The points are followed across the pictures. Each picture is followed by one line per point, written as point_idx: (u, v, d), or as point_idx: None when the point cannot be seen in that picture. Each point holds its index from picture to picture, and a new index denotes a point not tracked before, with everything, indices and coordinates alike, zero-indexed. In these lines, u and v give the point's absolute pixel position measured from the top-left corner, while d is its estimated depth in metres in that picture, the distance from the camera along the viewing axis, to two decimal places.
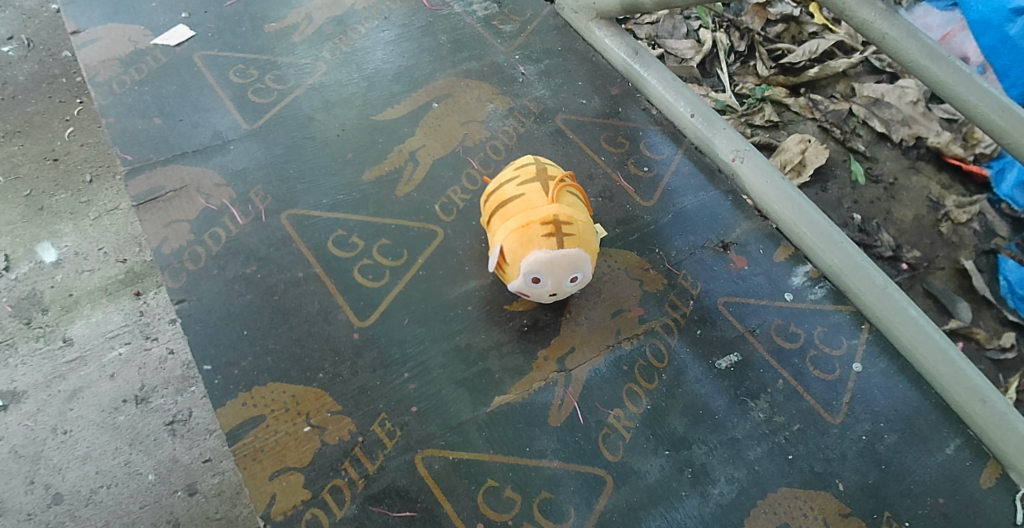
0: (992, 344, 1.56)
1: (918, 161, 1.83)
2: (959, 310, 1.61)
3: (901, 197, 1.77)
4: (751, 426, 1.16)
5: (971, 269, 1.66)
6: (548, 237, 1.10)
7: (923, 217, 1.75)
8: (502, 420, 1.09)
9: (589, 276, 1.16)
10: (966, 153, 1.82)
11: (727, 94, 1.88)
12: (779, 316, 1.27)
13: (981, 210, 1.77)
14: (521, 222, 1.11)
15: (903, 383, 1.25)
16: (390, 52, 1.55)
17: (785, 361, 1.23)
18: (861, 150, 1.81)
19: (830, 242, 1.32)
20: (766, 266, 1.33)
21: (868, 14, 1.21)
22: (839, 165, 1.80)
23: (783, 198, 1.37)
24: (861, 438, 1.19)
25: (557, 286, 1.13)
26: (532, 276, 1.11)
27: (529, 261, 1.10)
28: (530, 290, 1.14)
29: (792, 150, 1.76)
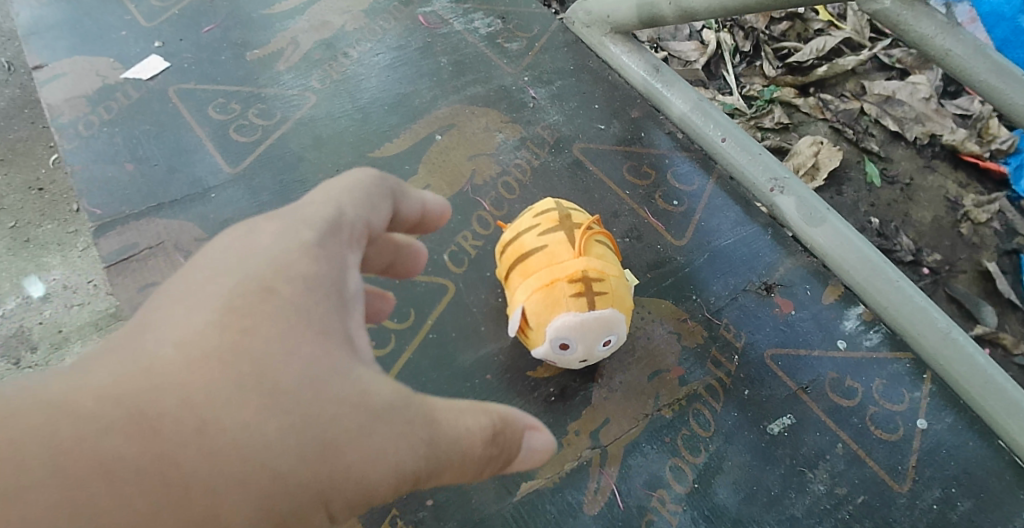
0: (1021, 349, 1.39)
1: (933, 160, 1.64)
2: (985, 314, 1.43)
3: (918, 198, 1.59)
4: (811, 502, 1.02)
5: (994, 271, 1.48)
6: (577, 297, 0.95)
7: (942, 218, 1.57)
8: (530, 512, 0.95)
9: (623, 336, 1.01)
10: (981, 151, 1.63)
11: (734, 96, 1.68)
12: (833, 369, 1.13)
13: (1000, 209, 1.58)
14: (545, 280, 0.97)
15: (973, 440, 1.09)
16: (385, 78, 1.41)
17: (843, 421, 1.08)
18: (875, 150, 1.61)
19: (885, 282, 1.18)
20: (814, 309, 1.19)
21: (927, 28, 1.06)
22: (853, 166, 1.60)
23: (830, 232, 1.23)
24: (932, 507, 1.04)
25: (587, 350, 0.99)
26: (559, 342, 0.97)
27: (557, 327, 0.96)
28: (557, 357, 1.00)
29: (805, 153, 1.57)
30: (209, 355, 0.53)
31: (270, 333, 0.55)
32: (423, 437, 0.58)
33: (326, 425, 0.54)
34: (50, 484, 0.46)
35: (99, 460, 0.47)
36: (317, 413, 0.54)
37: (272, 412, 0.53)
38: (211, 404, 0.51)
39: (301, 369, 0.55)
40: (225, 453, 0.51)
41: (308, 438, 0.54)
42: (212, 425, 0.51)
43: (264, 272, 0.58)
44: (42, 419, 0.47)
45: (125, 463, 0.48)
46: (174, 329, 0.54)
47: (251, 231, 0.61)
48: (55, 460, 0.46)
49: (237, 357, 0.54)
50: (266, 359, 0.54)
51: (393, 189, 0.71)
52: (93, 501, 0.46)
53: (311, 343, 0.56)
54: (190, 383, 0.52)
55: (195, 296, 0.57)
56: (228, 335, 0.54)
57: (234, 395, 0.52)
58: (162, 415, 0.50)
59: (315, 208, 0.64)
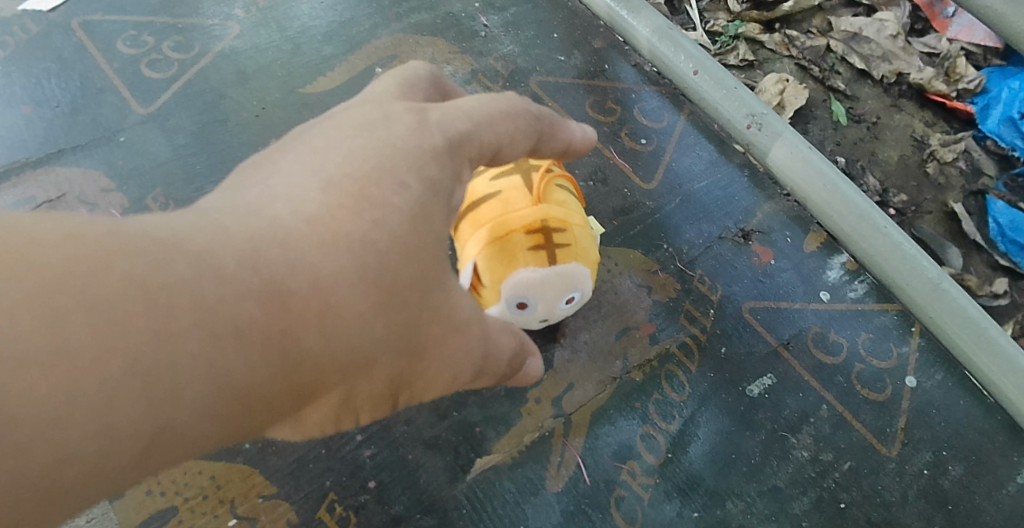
0: (983, 290, 1.23)
1: (900, 99, 1.42)
2: (949, 255, 1.26)
3: (885, 137, 1.38)
4: (793, 470, 0.94)
5: (959, 212, 1.30)
6: (536, 252, 0.83)
7: (909, 158, 1.36)
8: (487, 493, 0.85)
9: (587, 292, 0.90)
10: (948, 90, 1.41)
11: (698, 32, 1.45)
12: (817, 322, 1.04)
13: (965, 149, 1.37)
14: (497, 233, 0.83)
15: (963, 398, 1.03)
16: (318, 4, 1.24)
17: (827, 380, 1.00)
18: (842, 88, 1.41)
19: (871, 227, 1.09)
20: (796, 259, 1.09)
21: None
22: (819, 105, 1.40)
23: (814, 174, 1.12)
24: (922, 472, 0.97)
25: (548, 310, 0.88)
26: (517, 301, 0.85)
27: (515, 283, 0.83)
28: (514, 319, 0.88)
29: (770, 91, 1.37)
30: (337, 238, 0.47)
31: (396, 223, 0.50)
32: (483, 353, 0.59)
33: (424, 327, 0.53)
34: (189, 339, 0.40)
35: (236, 318, 0.42)
36: (418, 313, 0.52)
37: (385, 305, 0.49)
38: (338, 288, 0.47)
39: (417, 268, 0.51)
40: (343, 337, 0.47)
41: (405, 336, 0.51)
42: (336, 307, 0.47)
43: (399, 163, 0.52)
44: (181, 269, 0.41)
45: (258, 327, 0.43)
46: (298, 194, 0.49)
47: (384, 117, 0.55)
48: (192, 312, 0.41)
49: (362, 246, 0.48)
50: (390, 251, 0.49)
51: (543, 132, 0.68)
52: (224, 363, 0.42)
53: (431, 250, 0.52)
54: (319, 265, 0.46)
55: (319, 164, 0.51)
56: (357, 220, 0.49)
57: (361, 282, 0.48)
58: (293, 287, 0.45)
59: (454, 115, 0.58)
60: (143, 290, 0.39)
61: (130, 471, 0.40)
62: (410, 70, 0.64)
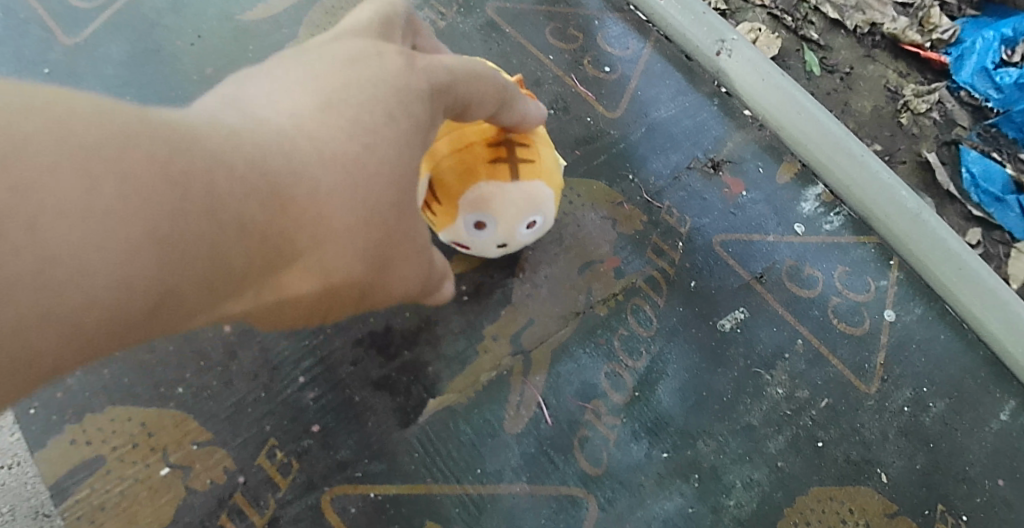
0: None
1: (874, 49, 1.32)
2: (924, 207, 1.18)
3: (859, 87, 1.29)
4: (767, 408, 0.89)
5: (934, 161, 1.23)
6: (496, 164, 0.74)
7: (883, 108, 1.28)
8: (441, 435, 0.79)
9: (549, 220, 0.82)
10: (921, 41, 1.32)
11: None
12: (791, 255, 0.99)
13: (939, 100, 1.28)
14: (457, 140, 0.74)
15: (944, 333, 0.99)
16: None
17: (803, 314, 0.95)
18: (814, 38, 1.32)
19: (849, 157, 1.04)
20: (768, 189, 1.03)
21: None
22: (791, 55, 1.30)
23: (795, 108, 1.07)
24: (902, 410, 0.93)
25: (507, 233, 0.79)
26: (475, 220, 0.76)
27: (472, 198, 0.74)
28: (469, 240, 0.80)
29: None
30: (338, 155, 0.43)
31: (390, 147, 0.45)
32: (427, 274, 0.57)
33: (396, 250, 0.48)
34: (200, 227, 0.36)
35: (239, 212, 0.38)
36: (401, 235, 0.48)
37: (377, 224, 0.45)
38: (335, 200, 0.42)
39: (401, 196, 0.47)
40: (333, 248, 0.43)
41: (387, 254, 0.48)
42: (335, 218, 0.43)
43: (386, 97, 0.46)
44: (194, 159, 0.36)
45: (260, 226, 0.39)
46: (295, 107, 0.43)
47: (376, 55, 0.48)
48: (204, 195, 0.36)
49: (356, 167, 0.43)
50: (382, 177, 0.45)
51: (506, 101, 0.65)
52: (225, 253, 0.38)
53: (406, 182, 0.47)
54: (317, 178, 0.42)
55: (314, 86, 0.45)
56: (353, 141, 0.44)
57: (354, 203, 0.43)
58: (295, 194, 0.40)
59: (436, 68, 0.52)
60: (164, 168, 0.35)
61: (123, 344, 0.37)
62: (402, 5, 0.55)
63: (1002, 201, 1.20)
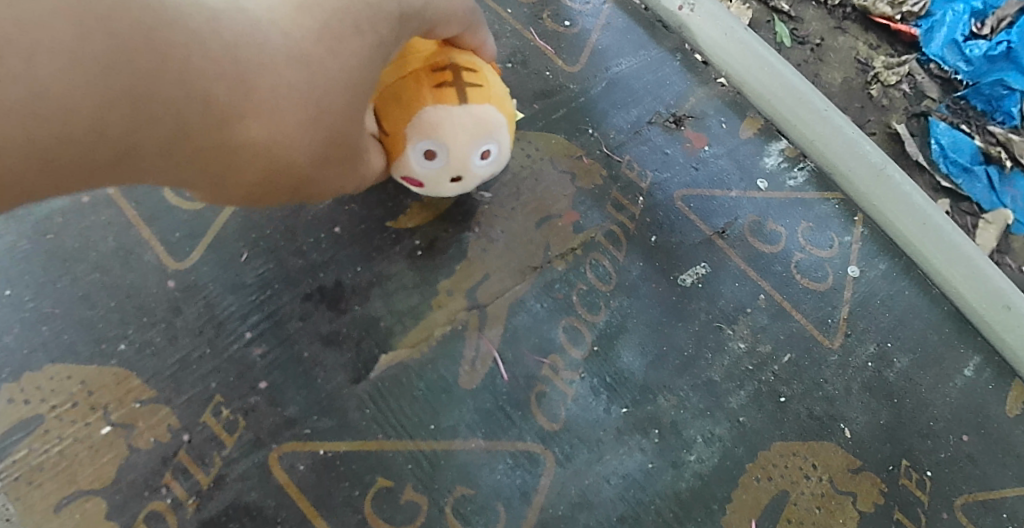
0: None
1: (844, 22, 1.30)
2: None
3: (829, 59, 1.27)
4: (729, 363, 0.88)
5: (903, 133, 1.22)
6: (440, 89, 0.70)
7: (853, 79, 1.26)
8: (394, 391, 0.77)
9: (505, 153, 0.77)
10: (892, 13, 1.29)
11: None
12: (754, 211, 0.98)
13: (908, 72, 1.27)
14: (399, 70, 0.71)
15: (908, 288, 0.98)
16: None
17: (766, 270, 0.94)
18: (785, 10, 1.28)
19: (812, 111, 1.05)
20: (731, 145, 1.02)
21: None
22: (760, 26, 1.26)
23: (757, 62, 1.07)
24: (866, 365, 0.92)
25: (460, 164, 0.74)
26: (423, 151, 0.72)
27: (417, 126, 0.70)
28: (422, 179, 0.75)
29: None
30: (306, 55, 0.47)
31: (355, 57, 0.51)
32: (362, 174, 0.64)
33: (333, 149, 0.54)
34: (169, 91, 0.42)
35: (206, 85, 0.43)
36: (344, 136, 0.54)
37: (326, 122, 0.51)
38: (294, 94, 0.48)
39: (354, 102, 0.53)
40: (280, 135, 0.48)
41: (330, 150, 0.54)
42: (293, 110, 0.48)
43: (359, 7, 0.50)
44: (176, 33, 0.41)
45: (222, 103, 0.44)
46: (272, 4, 0.46)
47: None
48: (173, 66, 0.41)
49: (319, 70, 0.48)
50: (337, 84, 0.50)
51: (470, 26, 0.69)
52: (183, 117, 0.43)
53: (352, 97, 0.52)
54: (283, 74, 0.46)
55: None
56: (320, 46, 0.48)
57: (310, 101, 0.49)
58: (260, 83, 0.45)
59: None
60: (144, 36, 0.39)
61: (81, 176, 0.41)
62: None
63: (970, 172, 1.19)
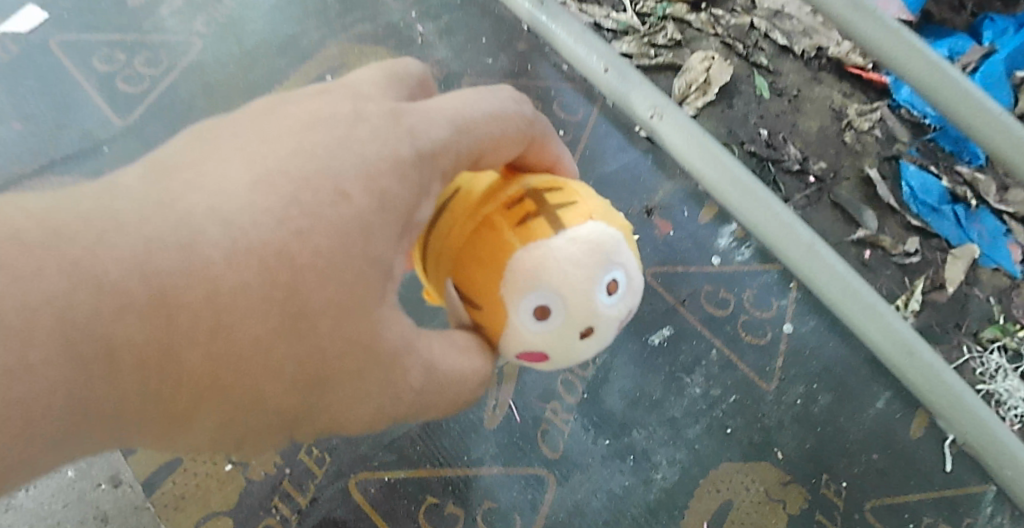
0: (897, 250, 1.44)
1: (820, 72, 1.61)
2: (866, 218, 1.47)
3: (805, 109, 1.57)
4: (688, 403, 1.15)
5: (874, 177, 1.50)
6: (527, 225, 0.66)
7: (828, 127, 1.55)
8: (437, 432, 1.05)
9: (627, 276, 0.69)
10: (864, 63, 1.60)
11: (628, 14, 1.66)
12: (708, 282, 1.28)
13: (881, 118, 1.56)
14: (474, 228, 0.67)
15: (833, 340, 1.26)
16: (267, 18, 1.57)
17: (717, 330, 1.23)
18: (764, 65, 1.60)
19: (754, 198, 1.28)
20: (692, 228, 1.33)
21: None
22: (743, 81, 1.59)
23: (708, 156, 1.31)
24: (796, 402, 1.19)
25: (585, 307, 0.65)
26: (537, 306, 0.65)
27: (521, 285, 0.64)
28: (544, 344, 0.67)
29: (696, 68, 1.58)
30: (248, 254, 0.46)
31: (326, 236, 0.48)
32: (412, 374, 0.56)
33: (331, 361, 0.50)
34: (55, 361, 0.41)
35: (115, 341, 0.43)
36: (349, 348, 0.51)
37: (303, 334, 0.48)
38: (247, 313, 0.46)
39: (342, 293, 0.49)
40: (237, 360, 0.46)
41: (320, 375, 0.50)
42: (239, 337, 0.46)
43: (347, 168, 0.50)
44: (52, 280, 0.41)
45: (136, 346, 0.43)
46: (229, 186, 0.47)
47: (353, 113, 0.54)
48: (57, 327, 0.41)
49: (282, 261, 0.46)
50: (315, 266, 0.48)
51: (533, 138, 0.69)
52: (87, 388, 0.43)
53: (355, 269, 0.50)
54: (223, 281, 0.45)
55: (259, 156, 0.49)
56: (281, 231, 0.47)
57: (269, 303, 0.46)
58: (189, 303, 0.44)
59: (431, 120, 0.57)
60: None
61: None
62: (398, 67, 0.64)
63: (938, 211, 1.47)
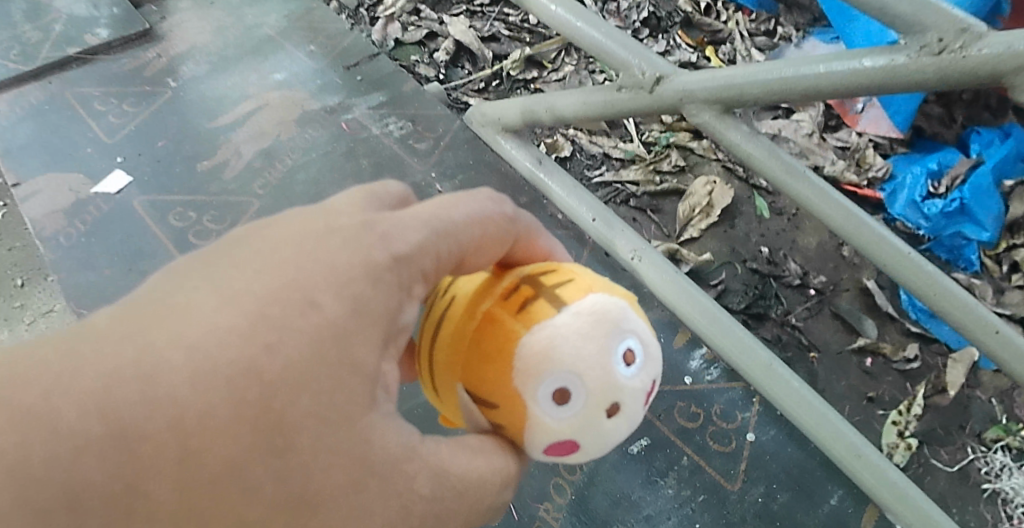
0: (898, 357, 2.33)
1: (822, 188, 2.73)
2: (867, 328, 2.39)
3: (803, 229, 2.63)
4: (662, 502, 1.37)
5: (872, 289, 2.47)
6: (523, 320, 0.87)
7: (824, 245, 2.60)
8: None
9: (634, 348, 0.89)
10: (858, 180, 2.66)
11: (637, 146, 2.81)
12: (680, 399, 1.51)
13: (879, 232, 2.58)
14: (489, 330, 0.88)
15: (791, 445, 1.46)
16: (312, 173, 2.14)
17: (688, 439, 1.45)
18: (762, 190, 2.69)
19: (720, 325, 1.52)
20: (667, 353, 1.58)
21: (735, 135, 1.56)
22: (746, 202, 2.67)
23: (679, 290, 1.56)
24: (757, 499, 1.40)
25: (600, 374, 0.85)
26: (556, 393, 0.84)
27: (543, 369, 0.84)
28: (574, 414, 0.85)
29: (701, 193, 2.64)
30: (212, 383, 0.61)
31: (292, 353, 0.64)
32: (390, 481, 0.70)
33: (305, 472, 0.64)
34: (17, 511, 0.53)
35: (81, 490, 0.56)
36: (328, 460, 0.66)
37: (273, 452, 0.63)
38: (215, 440, 0.60)
39: (313, 404, 0.65)
40: (217, 480, 0.60)
41: (292, 493, 0.64)
42: (207, 464, 0.60)
43: (318, 284, 0.68)
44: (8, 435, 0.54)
45: (102, 485, 0.56)
46: (200, 316, 0.63)
47: (320, 236, 0.73)
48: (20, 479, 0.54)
49: (252, 378, 0.62)
50: (281, 377, 0.64)
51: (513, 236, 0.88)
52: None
53: (332, 366, 0.66)
54: (189, 407, 0.59)
55: (227, 288, 0.66)
56: (243, 355, 0.63)
57: (240, 420, 0.61)
58: (154, 437, 0.58)
59: (407, 228, 0.76)
60: None
61: None
62: (377, 192, 0.83)
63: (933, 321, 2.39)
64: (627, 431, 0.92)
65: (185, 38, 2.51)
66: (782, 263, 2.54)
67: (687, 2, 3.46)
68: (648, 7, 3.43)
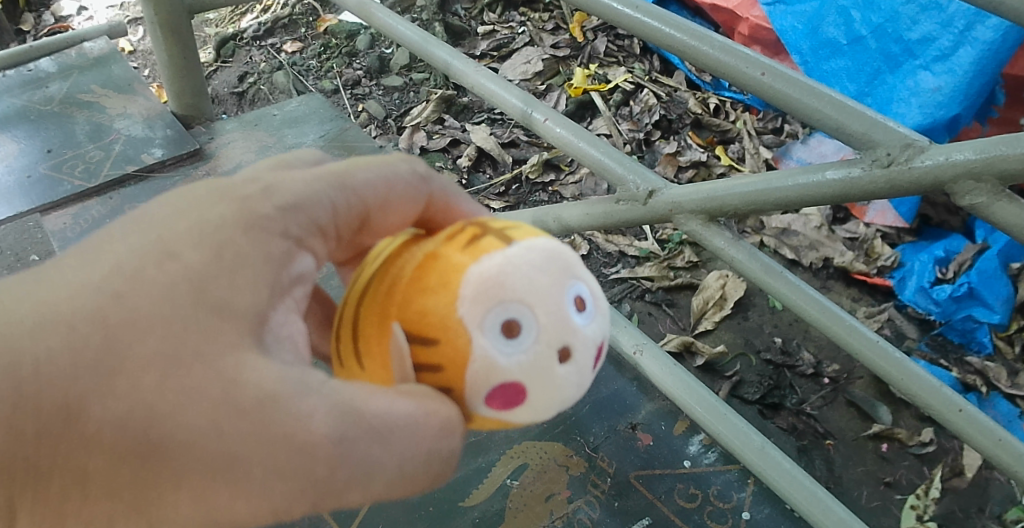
0: (915, 441, 2.41)
1: (829, 278, 2.99)
2: (881, 413, 2.50)
3: None
4: None
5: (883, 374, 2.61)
6: (470, 251, 0.85)
7: None
8: None
9: (584, 295, 0.88)
10: (870, 269, 2.94)
11: (650, 242, 3.02)
12: (680, 481, 1.66)
13: (890, 317, 2.83)
14: (434, 268, 0.85)
15: (787, 523, 1.61)
16: None
17: (687, 519, 1.60)
18: None
19: (716, 413, 1.66)
20: (668, 439, 1.74)
21: (720, 242, 1.75)
22: (758, 294, 2.87)
23: (675, 380, 1.71)
24: None
25: (552, 310, 0.83)
26: (501, 319, 0.82)
27: (492, 301, 0.81)
28: (523, 354, 0.82)
29: (715, 285, 2.81)
30: (49, 328, 0.65)
31: (136, 303, 0.67)
32: (260, 415, 0.66)
33: (143, 413, 0.65)
34: None
35: None
36: (178, 401, 0.65)
37: (106, 396, 0.64)
38: (42, 382, 0.63)
39: (156, 347, 0.66)
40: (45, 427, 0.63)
41: (134, 441, 0.64)
42: (36, 409, 0.63)
43: (188, 241, 0.72)
44: None
45: None
46: (78, 276, 0.70)
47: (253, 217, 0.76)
48: None
49: (94, 323, 0.66)
50: (123, 316, 0.67)
51: (427, 193, 0.93)
52: None
53: (182, 311, 0.67)
54: (23, 349, 0.64)
55: (102, 254, 0.72)
56: (88, 301, 0.67)
57: (77, 366, 0.64)
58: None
59: (311, 186, 0.81)
60: None
61: None
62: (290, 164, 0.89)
63: None
64: (576, 389, 0.88)
65: (232, 156, 2.82)
66: (796, 353, 2.68)
67: (696, 105, 3.73)
68: (659, 110, 3.67)
